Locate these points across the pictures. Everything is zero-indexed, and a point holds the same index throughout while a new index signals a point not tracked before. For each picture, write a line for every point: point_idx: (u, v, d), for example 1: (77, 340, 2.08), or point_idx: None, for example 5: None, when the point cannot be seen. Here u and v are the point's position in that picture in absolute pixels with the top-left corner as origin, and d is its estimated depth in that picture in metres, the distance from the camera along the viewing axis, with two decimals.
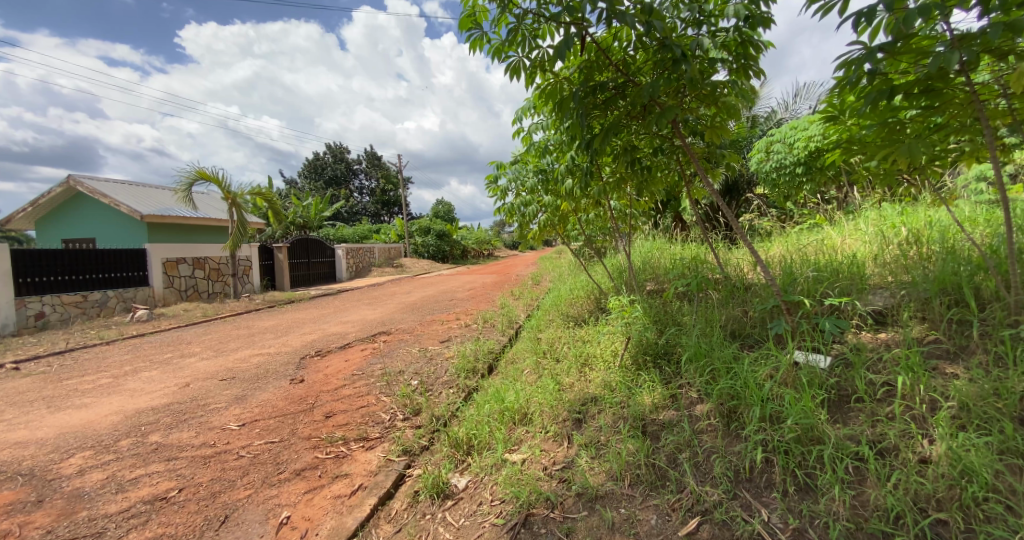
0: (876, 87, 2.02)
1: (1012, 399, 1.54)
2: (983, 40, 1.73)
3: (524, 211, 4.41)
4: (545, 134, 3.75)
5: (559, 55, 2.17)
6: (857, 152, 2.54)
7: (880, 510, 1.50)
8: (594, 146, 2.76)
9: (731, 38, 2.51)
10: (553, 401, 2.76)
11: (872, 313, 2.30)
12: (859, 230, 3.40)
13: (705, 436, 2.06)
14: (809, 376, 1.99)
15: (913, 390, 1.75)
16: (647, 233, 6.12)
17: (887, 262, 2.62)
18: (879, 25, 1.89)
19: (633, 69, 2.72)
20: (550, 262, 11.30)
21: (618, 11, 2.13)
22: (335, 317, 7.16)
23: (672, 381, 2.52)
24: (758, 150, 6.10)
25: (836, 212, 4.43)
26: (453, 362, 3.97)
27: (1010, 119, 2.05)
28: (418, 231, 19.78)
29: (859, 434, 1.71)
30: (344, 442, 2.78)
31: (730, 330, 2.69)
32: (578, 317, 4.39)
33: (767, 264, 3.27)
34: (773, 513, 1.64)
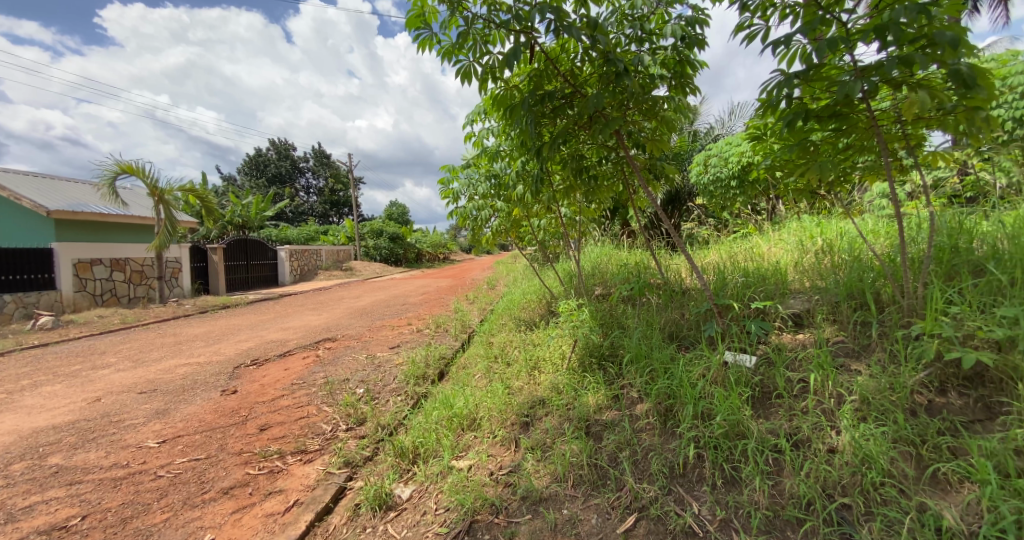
0: (794, 109, 2.22)
1: (903, 392, 1.73)
2: (880, 72, 1.94)
3: (476, 215, 4.41)
4: (496, 140, 3.78)
5: (508, 63, 2.19)
6: (780, 168, 2.76)
7: (795, 497, 1.63)
8: (542, 152, 2.82)
9: (669, 56, 2.67)
10: (501, 405, 2.77)
11: (792, 316, 2.51)
12: (784, 240, 3.70)
13: (644, 435, 2.14)
14: (736, 375, 2.13)
15: (823, 386, 1.92)
16: (596, 239, 6.33)
17: (806, 269, 2.87)
18: (796, 54, 2.08)
19: (580, 81, 2.81)
20: (505, 267, 11.37)
21: (565, 23, 2.18)
22: (276, 323, 6.76)
23: (615, 382, 2.61)
24: (697, 163, 6.52)
25: (766, 223, 4.79)
26: (402, 369, 3.87)
27: (903, 142, 2.31)
28: (369, 233, 19.18)
29: (778, 427, 1.86)
30: (279, 456, 2.62)
31: (668, 332, 2.83)
32: (529, 321, 4.44)
33: (703, 270, 3.48)
34: (703, 506, 1.73)
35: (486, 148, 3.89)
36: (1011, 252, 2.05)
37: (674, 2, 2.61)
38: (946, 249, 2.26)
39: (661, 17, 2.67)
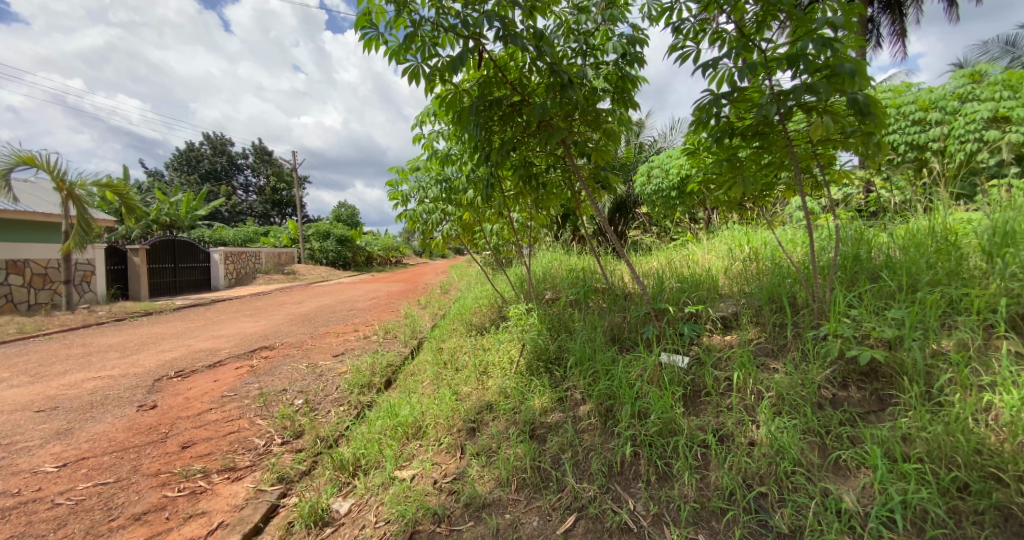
0: (722, 127, 2.40)
1: (813, 388, 1.90)
2: (794, 98, 2.15)
3: (426, 219, 4.34)
4: (447, 143, 3.76)
5: (456, 69, 2.18)
6: (713, 180, 2.96)
7: (719, 489, 1.74)
8: (491, 158, 2.83)
9: (612, 72, 2.80)
10: (448, 412, 2.73)
11: (721, 318, 2.69)
12: (717, 247, 3.95)
13: (586, 435, 2.21)
14: (670, 375, 2.25)
15: (745, 383, 2.08)
16: (547, 244, 6.45)
17: (735, 276, 3.09)
18: (724, 76, 2.25)
19: (528, 90, 2.86)
20: (459, 271, 11.29)
21: (512, 32, 2.22)
22: (206, 331, 6.26)
23: (560, 385, 2.66)
24: (641, 174, 6.85)
25: (704, 231, 5.09)
26: (346, 378, 3.72)
27: (814, 162, 2.56)
28: (314, 235, 18.30)
29: (706, 423, 1.98)
30: (203, 475, 2.43)
31: (611, 335, 2.93)
32: (480, 325, 4.44)
33: (645, 276, 3.65)
34: (638, 502, 1.81)
35: (437, 151, 3.84)
36: (901, 262, 2.32)
37: (616, 21, 2.74)
38: (850, 257, 2.52)
39: (605, 34, 2.79)
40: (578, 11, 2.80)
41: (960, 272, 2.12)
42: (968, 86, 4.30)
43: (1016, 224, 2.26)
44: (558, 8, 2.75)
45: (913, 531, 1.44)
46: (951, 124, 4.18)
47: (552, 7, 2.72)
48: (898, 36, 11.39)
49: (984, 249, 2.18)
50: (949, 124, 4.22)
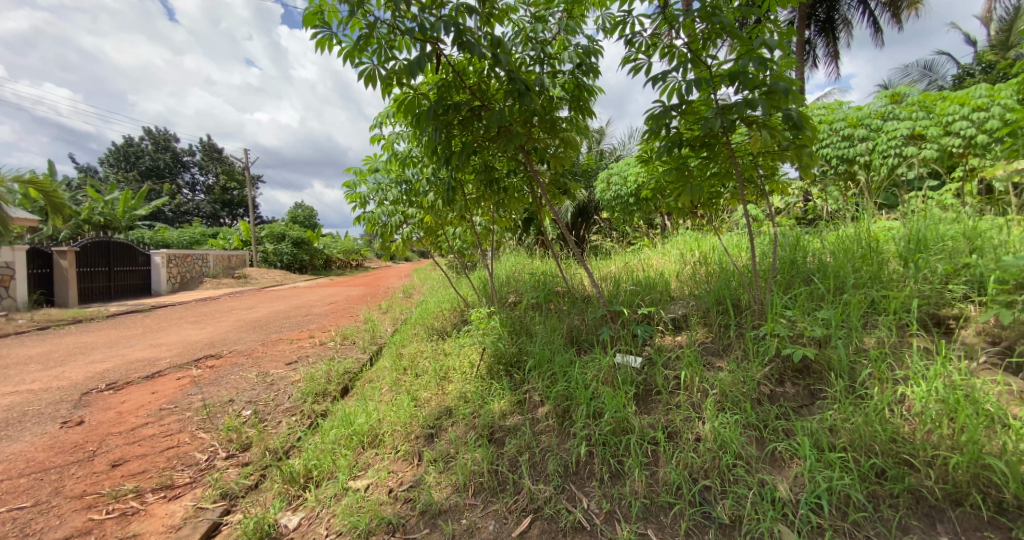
0: (672, 138, 2.53)
1: (752, 384, 2.02)
2: (736, 112, 2.28)
3: (386, 222, 4.22)
4: (407, 145, 3.70)
5: (414, 72, 2.15)
6: (665, 188, 3.08)
7: (668, 484, 1.82)
8: (451, 162, 2.81)
9: (569, 81, 2.87)
10: (406, 418, 2.68)
11: (672, 320, 2.81)
12: (671, 252, 4.12)
13: (543, 437, 2.24)
14: (623, 375, 2.32)
15: (692, 381, 2.18)
16: (510, 248, 6.49)
17: (686, 279, 3.24)
18: (673, 89, 2.36)
19: (488, 96, 2.87)
20: (422, 275, 11.13)
21: (469, 38, 2.22)
22: (144, 339, 5.82)
23: (519, 388, 2.68)
24: (602, 180, 7.05)
25: (660, 236, 5.28)
26: (299, 386, 3.57)
27: (755, 172, 2.73)
28: (268, 237, 17.47)
29: (656, 421, 2.06)
30: (136, 495, 2.27)
31: (570, 337, 2.99)
32: (442, 329, 4.40)
33: (603, 279, 3.75)
34: (591, 500, 1.86)
35: (397, 152, 3.75)
36: (832, 267, 2.51)
37: (573, 31, 2.81)
38: (787, 262, 2.70)
39: (562, 43, 2.86)
40: (535, 19, 2.86)
41: (880, 276, 2.33)
42: (889, 106, 4.73)
43: (927, 233, 2.51)
44: (516, 15, 2.79)
45: (838, 516, 1.56)
46: (875, 141, 4.58)
47: (510, 14, 2.75)
48: (831, 58, 12.38)
49: (901, 255, 2.40)
50: (873, 140, 4.62)
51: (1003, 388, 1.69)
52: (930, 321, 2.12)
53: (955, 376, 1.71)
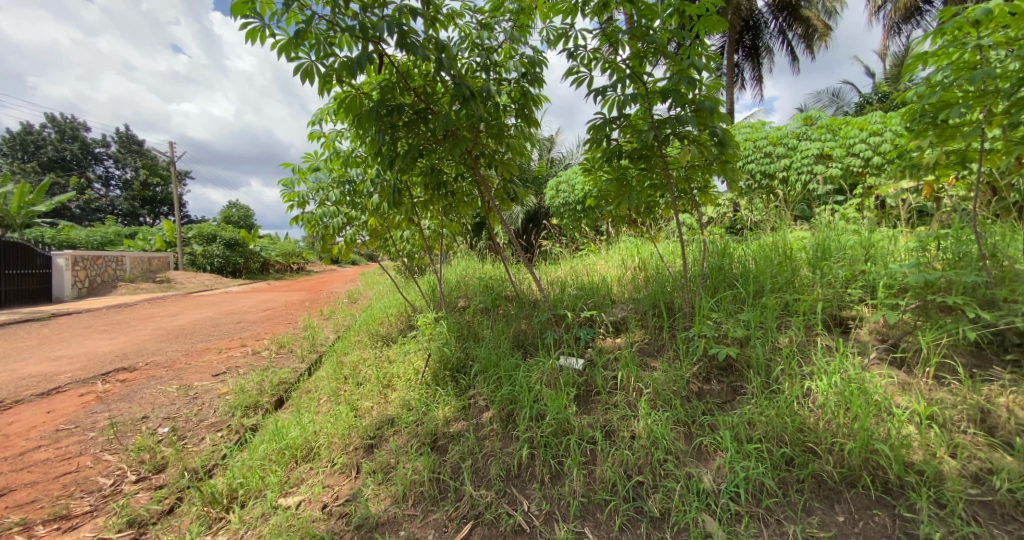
0: (610, 150, 2.68)
1: (682, 382, 2.14)
2: (669, 127, 2.43)
3: (327, 223, 4.01)
4: (350, 144, 3.56)
5: (355, 71, 2.06)
6: (607, 197, 3.20)
7: (605, 482, 1.88)
8: (396, 165, 2.74)
9: (514, 89, 2.91)
10: (345, 429, 2.57)
11: (613, 324, 2.93)
12: (613, 258, 4.29)
13: (486, 441, 2.24)
14: (566, 377, 2.38)
15: (628, 381, 2.27)
16: (459, 252, 6.44)
17: (627, 284, 3.39)
18: (613, 101, 2.47)
19: (434, 99, 2.83)
20: (369, 280, 10.75)
21: (414, 41, 2.18)
22: (40, 352, 5.14)
23: (464, 394, 2.66)
24: (550, 187, 7.21)
25: (605, 243, 5.46)
26: (226, 399, 3.31)
27: (687, 184, 2.92)
28: (196, 238, 16.12)
29: (596, 421, 2.12)
30: (22, 529, 2.00)
31: (516, 341, 3.01)
32: (387, 335, 4.28)
33: (550, 283, 3.83)
34: (532, 503, 1.89)
35: (340, 151, 3.59)
36: (753, 272, 2.73)
37: (518, 41, 2.86)
38: (715, 267, 2.90)
39: (508, 51, 2.89)
40: (481, 26, 2.88)
41: (793, 281, 2.56)
42: (804, 127, 5.23)
43: (832, 242, 2.79)
44: (462, 20, 2.79)
45: (754, 502, 1.69)
46: (792, 158, 5.04)
47: (456, 19, 2.75)
48: (757, 81, 13.54)
49: (810, 262, 2.67)
50: (790, 157, 5.08)
51: (888, 380, 1.91)
52: (833, 321, 2.35)
53: (850, 370, 1.91)
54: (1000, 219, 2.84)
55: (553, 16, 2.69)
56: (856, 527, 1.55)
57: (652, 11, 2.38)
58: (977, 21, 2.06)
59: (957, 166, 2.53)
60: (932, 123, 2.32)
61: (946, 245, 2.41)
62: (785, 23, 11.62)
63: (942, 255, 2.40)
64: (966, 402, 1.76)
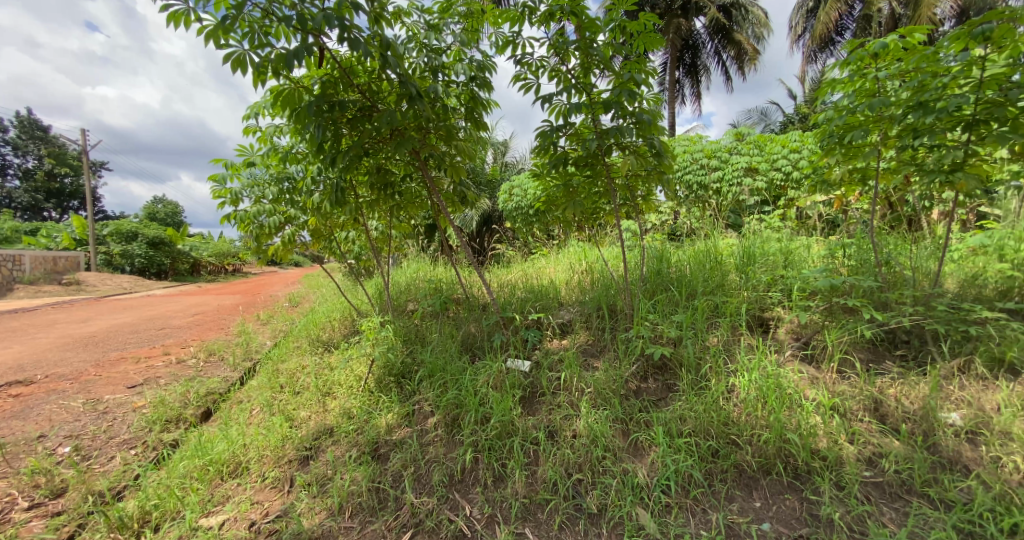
0: (556, 157, 2.75)
1: (621, 381, 2.23)
2: (611, 137, 2.53)
3: (263, 222, 3.68)
4: (289, 139, 3.37)
5: (294, 64, 1.94)
6: (555, 201, 3.26)
7: (546, 482, 1.91)
8: (338, 162, 2.63)
9: (463, 92, 2.90)
10: (278, 441, 2.44)
11: (559, 326, 2.99)
12: (562, 262, 4.39)
13: (430, 447, 2.20)
14: (511, 379, 2.39)
15: (571, 381, 2.33)
16: (409, 254, 6.31)
17: (574, 288, 3.48)
18: (559, 109, 2.53)
19: (379, 97, 2.75)
20: (313, 283, 10.25)
21: (358, 36, 2.10)
22: None
23: (409, 399, 2.59)
24: (503, 192, 7.29)
25: (555, 247, 5.56)
26: (142, 413, 3.02)
27: (629, 192, 3.05)
28: (113, 236, 14.60)
29: (539, 422, 2.15)
30: None
31: (464, 343, 2.99)
32: (329, 341, 4.09)
33: (500, 286, 3.84)
34: (474, 506, 1.89)
35: (278, 147, 3.39)
36: (689, 276, 2.90)
37: (467, 44, 2.86)
38: (655, 271, 3.05)
39: (456, 54, 2.88)
40: (429, 27, 2.85)
41: (723, 285, 2.75)
42: (735, 143, 5.64)
43: (756, 249, 3.03)
44: (409, 19, 2.75)
45: (683, 493, 1.79)
46: (725, 170, 5.42)
47: (402, 18, 2.70)
48: (696, 97, 14.43)
49: (738, 267, 2.87)
50: (723, 170, 5.46)
51: (800, 375, 2.10)
52: (757, 322, 2.55)
53: (769, 367, 2.08)
54: (894, 230, 3.22)
55: (501, 23, 2.71)
56: (771, 511, 1.69)
57: (594, 26, 2.47)
58: (876, 54, 2.31)
59: (859, 183, 2.84)
60: (838, 143, 2.59)
61: (850, 253, 2.69)
62: (720, 45, 12.50)
63: (847, 262, 2.68)
64: (862, 394, 1.98)
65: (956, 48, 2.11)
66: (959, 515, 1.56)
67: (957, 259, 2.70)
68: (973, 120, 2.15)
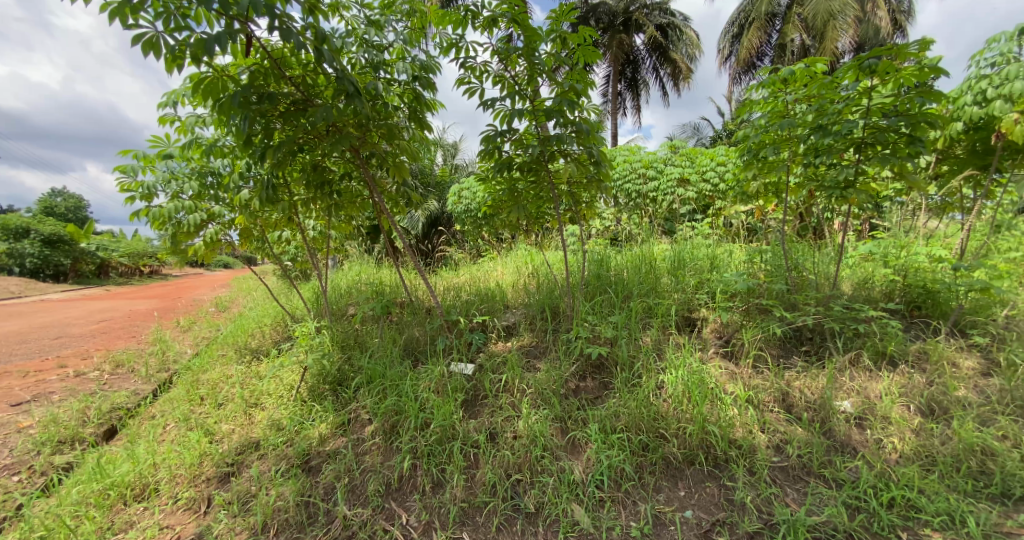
0: (500, 161, 2.76)
1: (561, 381, 2.29)
2: (553, 144, 2.59)
3: (182, 220, 3.35)
4: (214, 131, 3.11)
5: (217, 51, 1.79)
6: (500, 205, 3.28)
7: (485, 485, 1.92)
8: (268, 157, 2.47)
9: (405, 91, 2.84)
10: (196, 457, 2.25)
11: (503, 329, 3.00)
12: (508, 265, 4.43)
13: (366, 457, 2.13)
14: (453, 383, 2.36)
15: (513, 382, 2.35)
16: (350, 256, 6.05)
17: (519, 291, 3.51)
18: (503, 113, 2.55)
19: (314, 91, 2.61)
20: (243, 285, 9.53)
21: (291, 26, 1.98)
22: None
23: (345, 407, 2.48)
24: (452, 194, 7.24)
25: (502, 250, 5.59)
26: (29, 434, 2.66)
27: (571, 198, 3.14)
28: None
29: (480, 425, 2.15)
30: None
31: (407, 347, 2.91)
32: (258, 348, 3.83)
33: (444, 288, 3.78)
34: (411, 515, 1.86)
35: (199, 139, 3.11)
36: (627, 279, 3.03)
37: (410, 42, 2.80)
38: (595, 275, 3.15)
39: (399, 52, 2.82)
40: (370, 23, 2.77)
41: (657, 287, 2.91)
42: (670, 154, 5.99)
43: (687, 254, 3.23)
44: (348, 13, 2.65)
45: (615, 487, 1.87)
46: (661, 181, 5.73)
47: (341, 11, 2.60)
48: (637, 109, 15.18)
49: (671, 271, 3.04)
50: (658, 180, 5.78)
51: (721, 370, 2.27)
52: (686, 322, 2.72)
53: (695, 365, 2.22)
54: (803, 239, 3.57)
55: (445, 25, 2.69)
56: (693, 499, 1.81)
57: (537, 35, 2.53)
58: (787, 79, 2.55)
59: (774, 195, 3.12)
60: (755, 158, 2.83)
61: (766, 258, 2.94)
62: (658, 62, 13.24)
63: (764, 266, 2.93)
64: (773, 386, 2.17)
65: (851, 79, 2.38)
66: (848, 492, 1.76)
67: (852, 265, 3.04)
68: (864, 142, 2.44)
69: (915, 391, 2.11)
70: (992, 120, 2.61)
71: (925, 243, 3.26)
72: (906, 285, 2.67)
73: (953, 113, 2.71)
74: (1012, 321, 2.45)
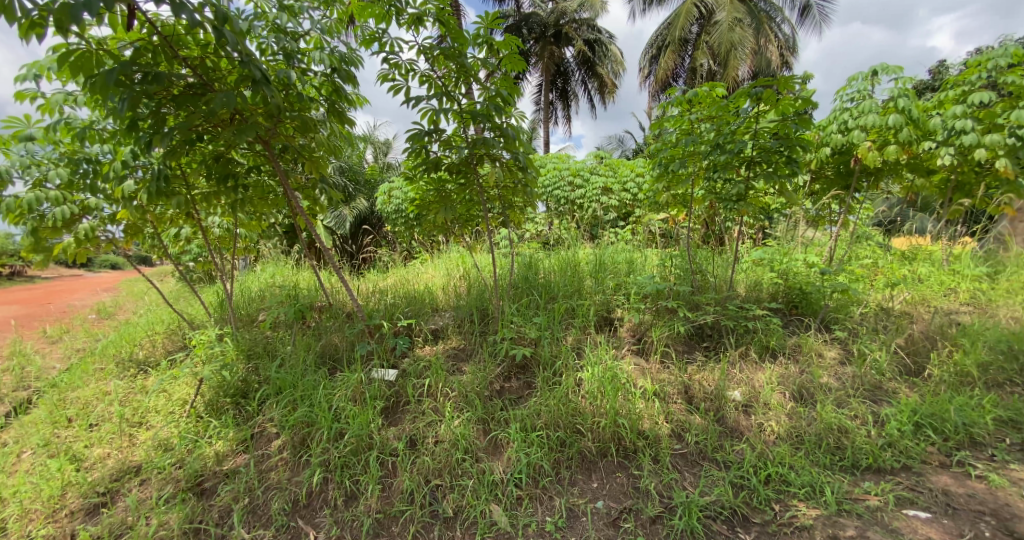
0: (426, 161, 2.70)
1: (485, 383, 2.29)
2: (479, 147, 2.60)
3: (48, 213, 2.87)
4: (91, 112, 2.70)
5: (88, 21, 1.55)
6: (427, 206, 3.21)
7: (403, 493, 1.86)
8: (156, 145, 2.19)
9: (323, 83, 2.67)
10: (57, 489, 1.96)
11: (430, 333, 2.94)
12: (439, 268, 4.36)
13: (270, 473, 1.97)
14: (372, 390, 2.26)
15: (435, 387, 2.31)
16: (264, 257, 5.58)
17: (447, 294, 3.47)
18: (429, 113, 2.50)
19: (215, 76, 2.36)
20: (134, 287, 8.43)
21: (183, 2, 1.77)
22: None
23: (249, 421, 2.28)
24: (381, 193, 6.98)
25: (432, 253, 5.49)
26: None
27: (499, 202, 3.17)
28: None
29: (400, 432, 2.08)
30: None
31: (324, 353, 2.74)
32: (146, 359, 3.40)
33: (369, 290, 3.62)
34: (319, 532, 1.76)
35: (71, 120, 2.68)
36: (552, 282, 3.12)
37: (328, 32, 2.65)
38: (523, 277, 3.21)
39: (316, 42, 2.65)
40: (283, 8, 2.58)
41: (580, 289, 3.03)
42: (597, 163, 6.29)
43: (608, 259, 3.41)
44: None
45: (533, 484, 1.91)
46: (587, 189, 5.99)
47: None
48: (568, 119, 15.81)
49: (592, 274, 3.19)
50: (585, 188, 6.03)
51: (633, 367, 2.42)
52: (605, 322, 2.86)
53: (611, 363, 2.34)
54: (708, 245, 3.93)
55: (367, 18, 2.58)
56: (604, 489, 1.90)
57: (462, 38, 2.52)
58: (693, 100, 2.79)
59: (684, 205, 3.38)
60: (666, 171, 3.06)
61: (676, 262, 3.19)
62: (586, 75, 13.89)
63: (674, 269, 3.17)
64: (677, 381, 2.36)
65: (745, 103, 2.66)
66: (735, 472, 1.95)
67: (746, 269, 3.40)
68: (757, 161, 2.73)
69: (790, 379, 2.41)
70: (852, 146, 3.08)
71: (804, 251, 3.74)
72: (787, 287, 3.06)
73: (824, 139, 3.15)
74: (864, 317, 2.89)
